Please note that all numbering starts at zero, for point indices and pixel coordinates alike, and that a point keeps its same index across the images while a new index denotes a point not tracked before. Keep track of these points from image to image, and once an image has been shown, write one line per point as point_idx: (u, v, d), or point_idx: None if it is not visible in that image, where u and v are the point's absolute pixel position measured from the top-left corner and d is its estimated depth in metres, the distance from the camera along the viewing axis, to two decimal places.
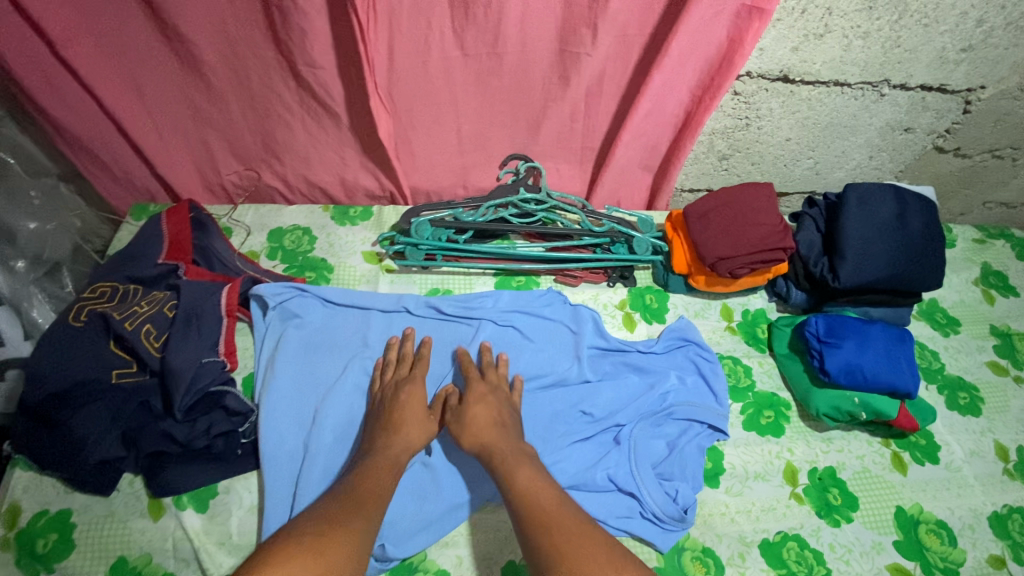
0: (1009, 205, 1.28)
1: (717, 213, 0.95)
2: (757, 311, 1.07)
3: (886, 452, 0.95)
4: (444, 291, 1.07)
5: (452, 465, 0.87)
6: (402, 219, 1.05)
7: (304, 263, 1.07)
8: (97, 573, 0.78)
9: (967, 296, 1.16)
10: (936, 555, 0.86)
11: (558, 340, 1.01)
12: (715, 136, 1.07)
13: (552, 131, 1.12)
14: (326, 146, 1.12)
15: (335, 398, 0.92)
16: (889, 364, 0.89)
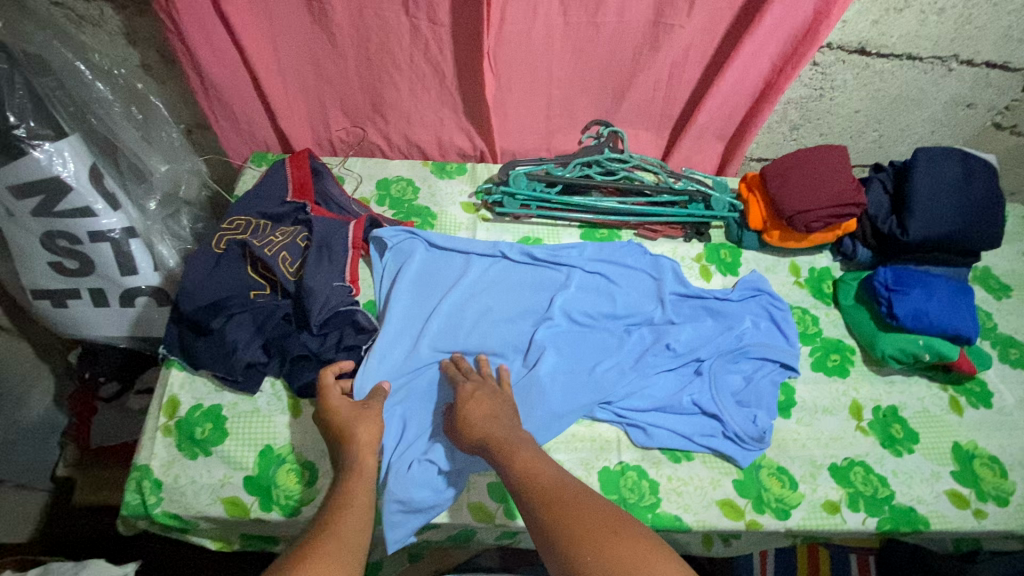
0: None
1: (796, 172, 1.05)
2: (823, 269, 1.16)
3: (943, 395, 1.03)
4: (535, 240, 1.17)
5: (555, 383, 0.98)
6: (502, 171, 1.16)
7: (409, 209, 1.18)
8: (249, 457, 0.90)
9: (1018, 265, 1.24)
10: (989, 485, 0.95)
11: (641, 285, 1.11)
12: (790, 106, 1.17)
13: (637, 98, 1.22)
14: (428, 105, 1.23)
15: (440, 326, 1.02)
16: (951, 311, 0.98)
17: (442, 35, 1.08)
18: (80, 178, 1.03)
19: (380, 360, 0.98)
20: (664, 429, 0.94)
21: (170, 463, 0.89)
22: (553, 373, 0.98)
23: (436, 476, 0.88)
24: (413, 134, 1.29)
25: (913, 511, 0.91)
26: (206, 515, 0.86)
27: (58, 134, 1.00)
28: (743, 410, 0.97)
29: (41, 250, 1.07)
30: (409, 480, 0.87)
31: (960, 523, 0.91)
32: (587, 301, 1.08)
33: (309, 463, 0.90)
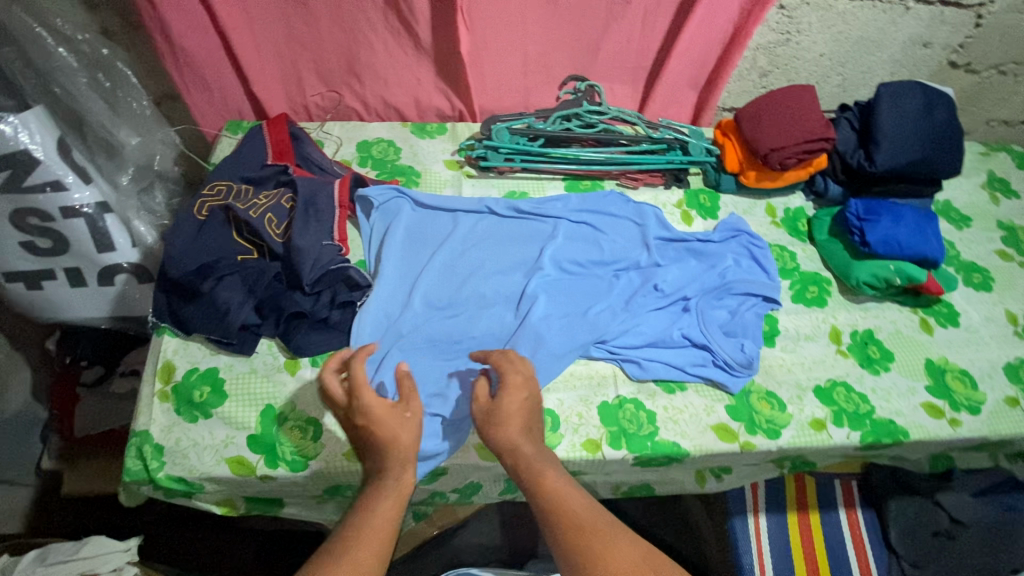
0: (1009, 122, 1.44)
1: (767, 112, 1.09)
2: (797, 209, 1.21)
3: (914, 318, 1.09)
4: (521, 193, 1.19)
5: (551, 326, 1.00)
6: (484, 126, 1.18)
7: (393, 169, 1.17)
8: (251, 416, 0.89)
9: (976, 197, 1.31)
10: (961, 396, 1.01)
11: (626, 232, 1.14)
12: (759, 51, 1.21)
13: (611, 51, 1.24)
14: (405, 65, 1.22)
15: (430, 279, 1.02)
16: (918, 236, 1.03)
17: None
18: (47, 150, 0.99)
19: (372, 314, 0.98)
20: (658, 363, 0.98)
21: (170, 426, 0.87)
22: (547, 315, 1.00)
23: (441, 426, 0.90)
24: (390, 96, 1.29)
25: (893, 424, 0.97)
26: (212, 475, 0.85)
27: (22, 105, 0.97)
28: (731, 340, 1.01)
29: (11, 231, 1.04)
30: (415, 429, 0.89)
31: (935, 432, 0.97)
32: (575, 250, 1.10)
33: (311, 419, 0.90)
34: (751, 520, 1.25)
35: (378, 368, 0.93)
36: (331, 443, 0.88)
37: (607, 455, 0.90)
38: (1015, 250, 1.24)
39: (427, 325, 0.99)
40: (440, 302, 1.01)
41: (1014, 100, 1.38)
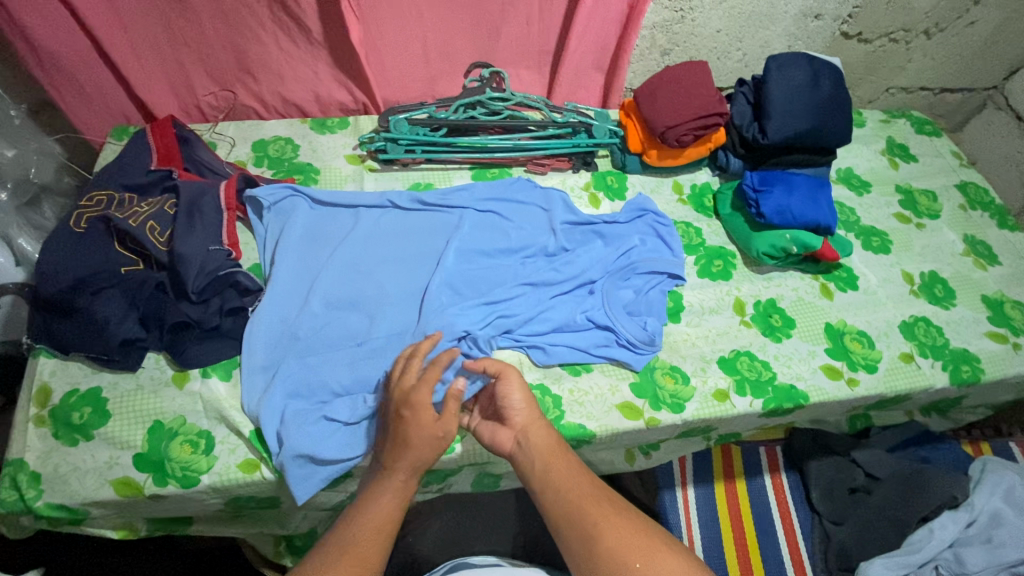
0: (907, 89, 1.49)
1: (662, 90, 1.09)
2: (703, 184, 1.23)
3: (815, 284, 1.12)
4: (426, 185, 1.16)
5: (458, 317, 0.98)
6: (382, 118, 1.14)
7: (291, 167, 1.13)
8: (138, 434, 0.85)
9: (876, 163, 1.35)
10: (859, 356, 1.05)
11: (534, 219, 1.13)
12: (656, 30, 1.21)
13: (511, 36, 1.22)
14: (299, 60, 1.18)
15: (329, 278, 0.99)
16: (811, 204, 1.06)
17: None
18: None
19: (266, 319, 0.94)
20: (565, 346, 0.99)
21: (47, 453, 0.83)
22: (454, 308, 0.99)
23: (340, 431, 0.87)
24: (288, 92, 1.24)
25: (794, 389, 0.99)
26: (95, 500, 0.81)
27: None
28: (635, 318, 1.03)
29: None
30: (309, 432, 0.84)
31: (835, 393, 1.00)
32: (483, 238, 1.09)
33: (204, 431, 0.87)
34: (680, 493, 1.28)
35: (274, 374, 0.90)
36: (224, 456, 0.85)
37: None
38: (912, 212, 1.28)
39: (327, 326, 0.96)
40: (341, 300, 0.98)
41: (910, 68, 1.42)
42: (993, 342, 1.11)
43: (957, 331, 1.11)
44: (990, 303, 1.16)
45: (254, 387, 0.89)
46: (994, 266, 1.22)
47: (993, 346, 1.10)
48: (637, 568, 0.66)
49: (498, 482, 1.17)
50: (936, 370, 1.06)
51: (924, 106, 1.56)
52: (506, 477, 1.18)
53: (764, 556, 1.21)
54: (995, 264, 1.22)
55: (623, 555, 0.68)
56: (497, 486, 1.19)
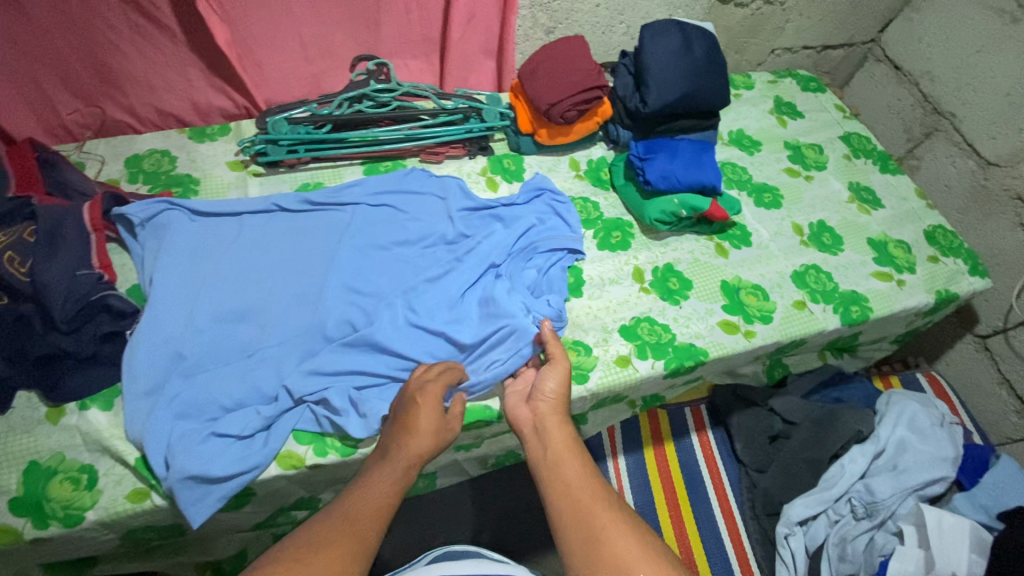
0: (791, 49, 1.55)
1: (542, 67, 1.10)
2: (599, 159, 1.25)
3: (710, 244, 1.16)
4: (315, 185, 1.12)
5: (366, 321, 0.97)
6: (260, 120, 1.10)
7: (168, 181, 1.08)
8: (11, 478, 0.80)
9: (764, 122, 1.40)
10: (755, 308, 1.08)
11: (430, 208, 1.12)
12: (535, 9, 1.21)
13: (391, 26, 1.20)
14: (168, 67, 1.12)
15: (216, 290, 0.96)
16: (694, 166, 1.09)
17: None
18: None
19: (146, 341, 0.90)
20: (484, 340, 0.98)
21: None
22: (355, 310, 0.98)
23: (233, 446, 0.84)
24: (164, 103, 1.18)
25: (693, 346, 1.02)
26: None
27: None
28: (536, 298, 1.03)
29: None
30: (197, 452, 0.81)
31: (732, 346, 1.03)
32: (377, 233, 1.07)
33: (86, 466, 0.82)
34: (611, 462, 1.30)
35: (158, 396, 0.86)
36: (110, 488, 0.81)
37: None
38: (801, 165, 1.33)
39: (217, 339, 0.92)
40: (231, 312, 0.95)
41: (789, 29, 1.48)
42: (879, 282, 1.16)
43: (845, 274, 1.16)
44: (875, 245, 1.22)
45: (134, 413, 0.84)
46: (878, 210, 1.28)
47: (879, 285, 1.16)
48: None
49: (430, 477, 1.16)
50: (828, 314, 1.11)
51: (809, 64, 1.63)
52: (439, 470, 1.18)
53: (696, 513, 1.25)
54: (878, 208, 1.29)
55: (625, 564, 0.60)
56: (429, 480, 1.18)
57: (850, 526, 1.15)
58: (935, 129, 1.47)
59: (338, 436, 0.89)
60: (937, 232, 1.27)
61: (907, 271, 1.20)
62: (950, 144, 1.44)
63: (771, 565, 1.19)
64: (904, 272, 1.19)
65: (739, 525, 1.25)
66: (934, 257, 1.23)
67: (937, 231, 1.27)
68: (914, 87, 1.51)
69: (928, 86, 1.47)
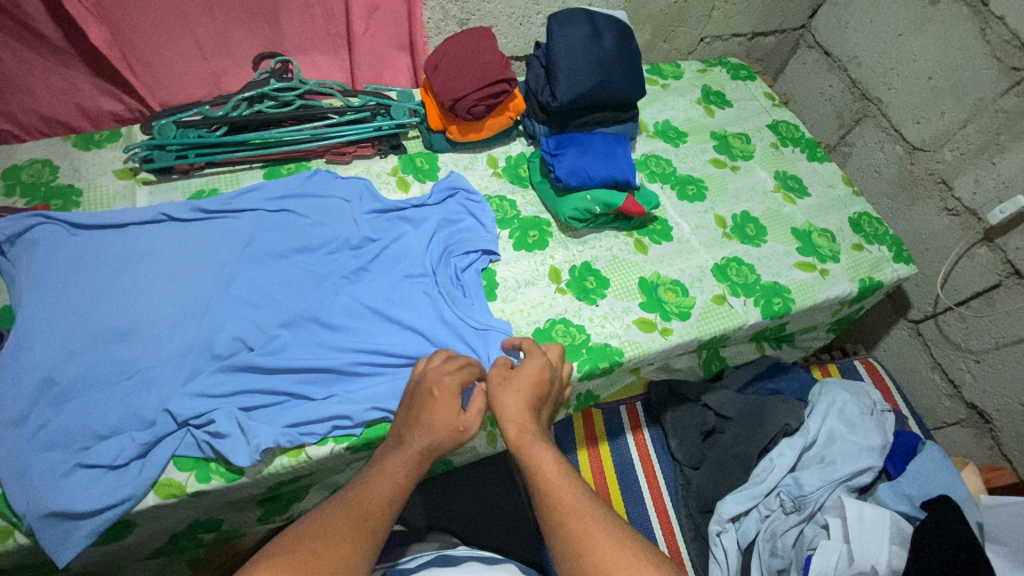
0: (721, 37, 1.52)
1: (445, 62, 1.05)
2: (518, 155, 1.21)
3: (629, 241, 1.13)
4: (210, 191, 1.05)
5: (261, 335, 0.92)
6: (146, 125, 1.04)
7: (48, 193, 1.01)
8: None
9: (692, 113, 1.37)
10: (673, 305, 1.06)
11: (335, 211, 1.07)
12: (444, 0, 1.16)
13: (292, 21, 1.14)
14: (46, 69, 1.04)
15: (95, 309, 0.90)
16: (607, 161, 1.06)
17: None
18: None
19: (12, 367, 0.84)
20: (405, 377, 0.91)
21: None
22: (249, 323, 0.92)
23: (104, 477, 0.79)
24: (48, 109, 1.09)
25: (607, 347, 0.99)
26: None
27: None
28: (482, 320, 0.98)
29: None
30: (62, 486, 0.76)
31: (648, 345, 1.00)
32: (275, 240, 1.01)
33: None
34: None
35: (22, 427, 0.80)
36: None
37: (311, 454, 0.86)
38: (727, 156, 1.31)
39: (94, 362, 0.86)
40: (112, 331, 0.89)
41: (716, 16, 1.45)
42: (802, 272, 1.15)
43: (768, 266, 1.14)
44: (799, 235, 1.20)
45: None
46: (803, 199, 1.27)
47: (802, 276, 1.14)
48: None
49: None
50: (749, 307, 1.09)
51: (742, 52, 1.61)
52: None
53: (629, 514, 1.23)
54: (804, 196, 1.27)
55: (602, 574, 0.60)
56: None
57: (780, 520, 1.12)
58: (864, 114, 1.46)
59: (223, 461, 0.84)
60: (862, 220, 1.26)
61: (831, 261, 1.18)
62: (878, 129, 1.43)
63: (704, 563, 1.18)
64: (828, 261, 1.18)
65: (672, 522, 1.23)
66: (858, 245, 1.22)
67: (862, 219, 1.26)
68: (843, 72, 1.49)
69: (856, 71, 1.46)
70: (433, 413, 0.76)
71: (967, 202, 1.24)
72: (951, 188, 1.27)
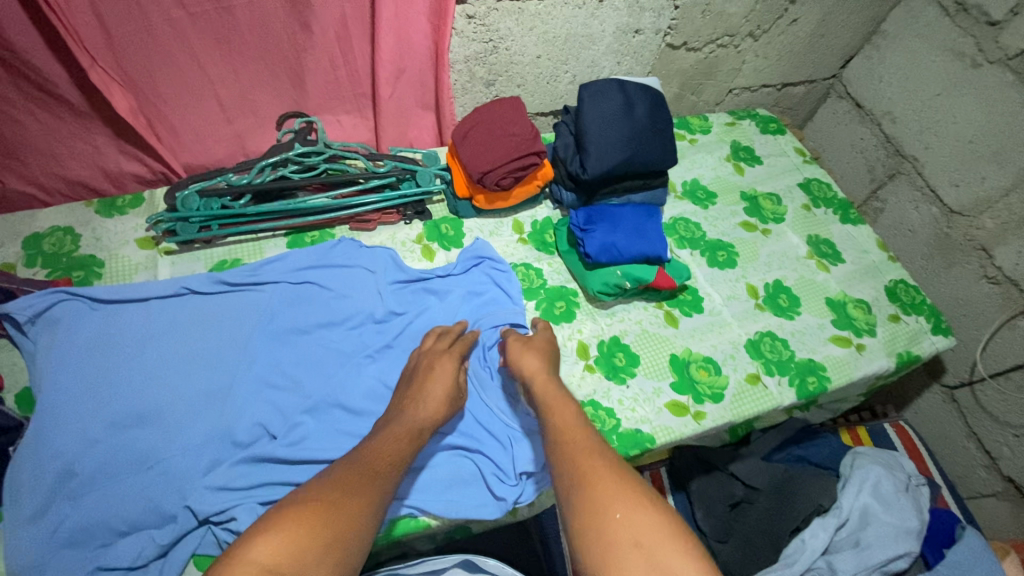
0: (750, 88, 1.47)
1: (474, 132, 1.03)
2: (544, 220, 1.18)
3: (659, 313, 1.09)
4: (233, 262, 1.04)
5: (284, 419, 0.91)
6: (167, 195, 1.01)
7: (69, 264, 0.99)
8: None
9: (721, 171, 1.34)
10: (705, 385, 1.02)
11: (360, 283, 1.04)
12: (472, 63, 1.13)
13: (317, 83, 1.12)
14: (71, 134, 1.03)
15: (116, 392, 0.88)
16: (638, 236, 1.03)
17: (34, 54, 0.90)
18: None
19: (32, 458, 0.82)
20: (430, 471, 0.90)
21: None
22: (272, 407, 0.91)
23: None
24: (72, 173, 1.08)
25: (638, 433, 0.95)
26: None
27: None
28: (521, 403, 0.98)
29: None
30: None
31: (680, 430, 0.97)
32: (300, 316, 0.99)
33: None
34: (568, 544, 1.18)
35: (42, 523, 0.78)
36: None
37: None
38: (758, 218, 1.27)
39: (115, 449, 0.84)
40: (133, 416, 0.87)
41: (747, 69, 1.40)
42: (837, 347, 1.11)
43: (802, 341, 1.11)
44: (833, 306, 1.16)
45: (13, 544, 0.77)
46: (837, 266, 1.23)
47: (837, 351, 1.11)
48: (616, 518, 0.63)
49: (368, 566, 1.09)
50: (783, 387, 1.05)
51: (770, 102, 1.56)
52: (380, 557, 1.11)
53: None
54: (837, 263, 1.23)
55: (602, 502, 0.65)
56: None
57: None
58: (898, 171, 1.42)
59: None
60: (898, 288, 1.22)
61: (866, 334, 1.14)
62: (913, 188, 1.38)
63: None
64: (863, 335, 1.14)
65: None
66: (895, 316, 1.18)
67: (898, 286, 1.22)
68: (876, 127, 1.45)
69: (890, 126, 1.41)
70: (430, 389, 0.86)
71: (1008, 272, 1.20)
72: (992, 256, 1.23)
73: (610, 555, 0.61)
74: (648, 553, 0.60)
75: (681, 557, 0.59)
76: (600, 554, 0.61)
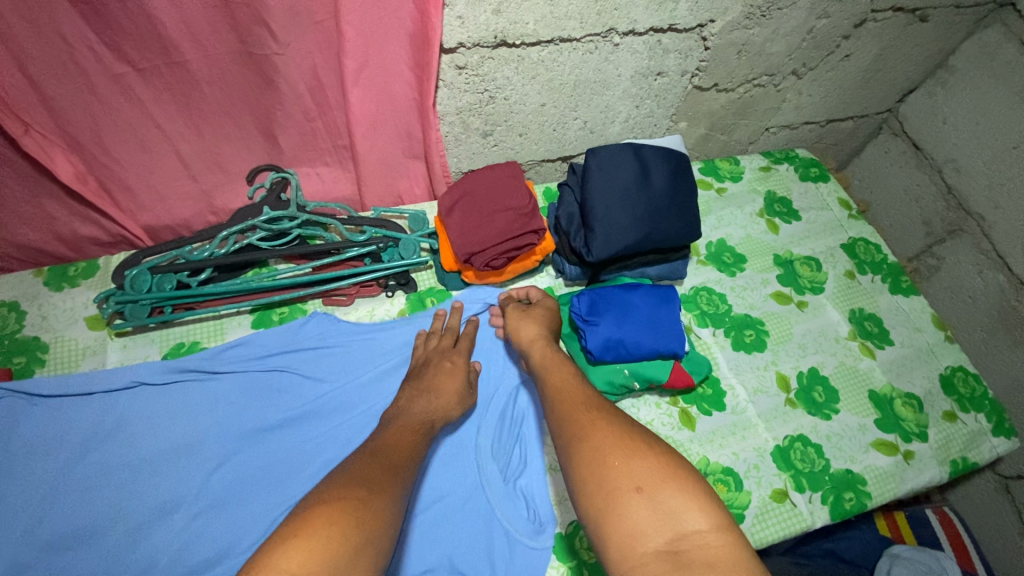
0: (791, 126, 1.28)
1: (463, 206, 0.91)
2: (545, 291, 1.03)
3: (673, 411, 0.95)
4: (190, 346, 0.93)
5: (238, 539, 0.80)
6: (117, 273, 0.90)
7: (11, 348, 0.89)
8: None
9: (752, 229, 1.17)
10: (723, 504, 0.88)
11: (333, 370, 0.93)
12: (465, 114, 0.98)
13: (290, 137, 0.98)
14: (15, 198, 0.92)
15: (55, 506, 0.79)
16: (650, 330, 0.89)
17: None
18: None
19: None
20: None
21: None
22: (225, 524, 0.81)
23: None
24: (21, 238, 0.97)
25: None
26: None
27: None
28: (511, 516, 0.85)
29: None
30: None
31: None
32: (264, 410, 0.89)
33: None
34: None
35: None
36: None
37: None
38: (793, 288, 1.11)
39: (48, 575, 0.76)
40: (70, 537, 0.77)
41: (787, 106, 1.21)
42: (881, 455, 0.95)
43: (840, 448, 0.95)
44: (877, 402, 1.01)
45: None
46: (884, 349, 1.07)
47: (881, 460, 0.95)
48: (614, 466, 0.58)
49: None
50: (815, 506, 0.90)
51: (812, 139, 1.35)
52: None
53: None
54: (885, 345, 1.07)
55: (601, 453, 0.60)
56: None
57: None
58: (959, 228, 1.23)
59: None
60: (955, 376, 1.06)
61: (916, 438, 0.98)
62: (977, 251, 1.20)
63: None
64: (913, 440, 0.98)
65: None
66: (950, 413, 1.02)
67: (955, 375, 1.06)
68: (936, 174, 1.26)
69: (953, 176, 1.22)
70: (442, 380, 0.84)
71: None
72: None
73: (611, 504, 0.56)
74: (650, 496, 0.55)
75: (682, 493, 0.55)
76: (602, 507, 0.57)
